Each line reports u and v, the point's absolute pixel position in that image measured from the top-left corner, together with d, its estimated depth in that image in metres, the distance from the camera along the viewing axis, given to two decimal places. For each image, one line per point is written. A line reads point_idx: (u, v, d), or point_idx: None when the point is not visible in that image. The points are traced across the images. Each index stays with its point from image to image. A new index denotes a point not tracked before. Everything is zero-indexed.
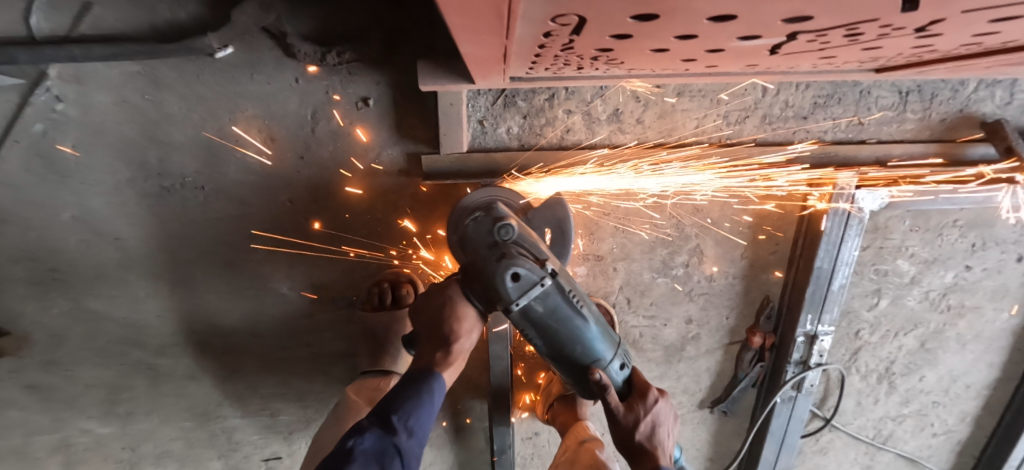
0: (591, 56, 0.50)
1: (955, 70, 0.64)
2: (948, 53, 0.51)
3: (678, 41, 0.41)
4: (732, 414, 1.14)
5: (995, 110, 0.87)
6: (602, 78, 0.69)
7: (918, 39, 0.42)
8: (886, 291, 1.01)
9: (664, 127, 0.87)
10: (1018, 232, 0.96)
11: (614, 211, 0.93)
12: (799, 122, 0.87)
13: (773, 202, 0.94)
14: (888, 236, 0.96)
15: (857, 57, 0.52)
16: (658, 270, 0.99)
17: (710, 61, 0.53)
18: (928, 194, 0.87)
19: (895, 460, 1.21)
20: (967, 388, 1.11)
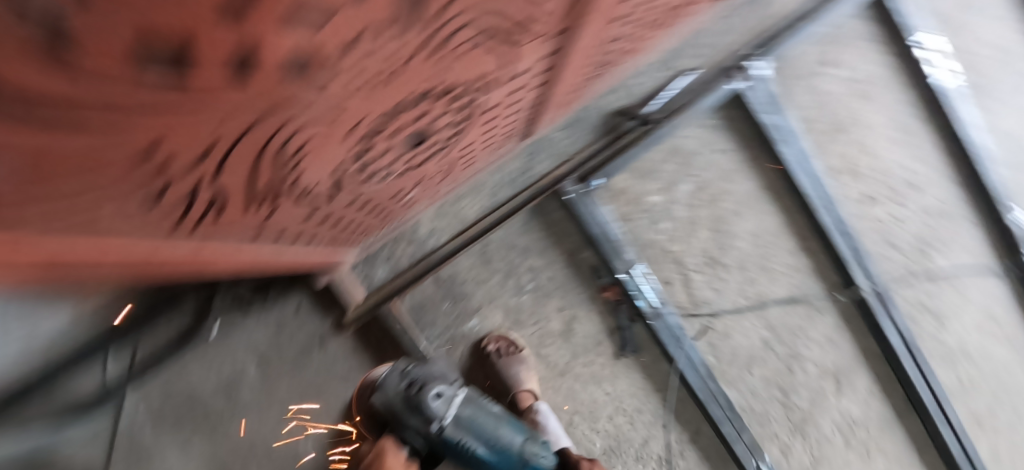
0: (338, 222, 0.73)
1: (577, 88, 0.97)
2: (526, 116, 0.88)
3: (356, 196, 0.67)
4: (641, 357, 1.25)
5: (653, 78, 1.24)
6: (401, 217, 1.00)
7: (476, 117, 0.71)
8: (667, 213, 1.24)
9: (467, 214, 1.15)
10: (736, 137, 1.28)
11: (447, 277, 1.14)
12: (537, 161, 1.19)
13: (542, 212, 1.18)
14: (635, 183, 1.22)
15: (489, 129, 0.81)
16: (513, 293, 1.17)
17: (416, 180, 0.79)
18: (630, 156, 1.19)
19: (817, 331, 1.34)
20: (815, 245, 1.33)
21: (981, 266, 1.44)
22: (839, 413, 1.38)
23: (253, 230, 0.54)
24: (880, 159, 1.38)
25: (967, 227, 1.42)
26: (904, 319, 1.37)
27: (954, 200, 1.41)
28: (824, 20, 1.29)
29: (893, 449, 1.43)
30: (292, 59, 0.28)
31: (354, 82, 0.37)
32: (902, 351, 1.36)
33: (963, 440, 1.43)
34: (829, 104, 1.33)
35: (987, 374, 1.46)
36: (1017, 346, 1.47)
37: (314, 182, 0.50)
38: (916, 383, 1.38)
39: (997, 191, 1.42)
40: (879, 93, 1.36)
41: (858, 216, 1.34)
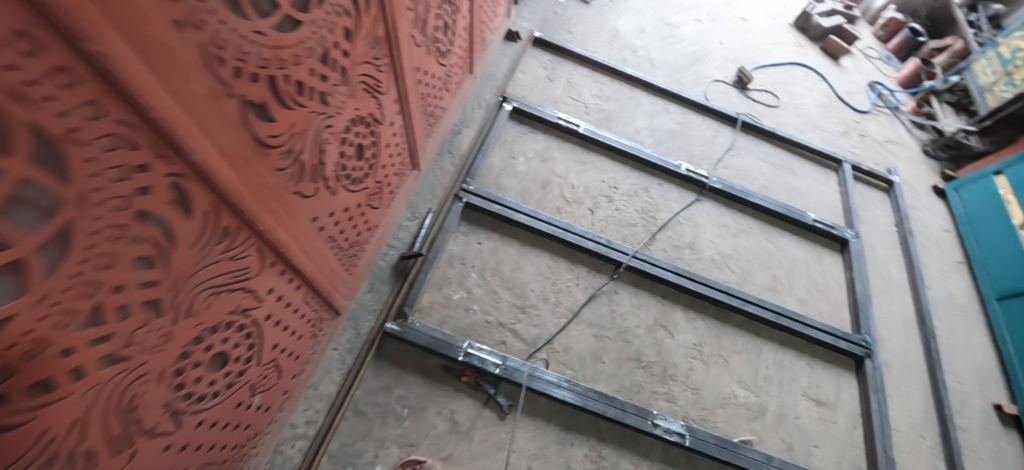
0: (208, 446, 1.04)
1: (348, 269, 1.43)
2: (313, 308, 1.30)
3: (207, 419, 1.00)
4: (520, 406, 1.54)
5: (409, 227, 1.74)
6: (273, 426, 1.29)
7: (267, 327, 1.10)
8: (471, 300, 1.67)
9: (331, 392, 1.44)
10: (481, 230, 1.81)
11: (338, 449, 1.37)
12: (364, 323, 1.55)
13: (383, 355, 1.53)
14: (436, 296, 1.66)
15: (289, 329, 1.20)
16: (397, 424, 1.43)
17: (253, 389, 1.13)
18: (419, 281, 1.63)
19: (622, 306, 1.77)
20: (577, 258, 1.84)
21: (686, 202, 2.08)
22: (683, 347, 1.76)
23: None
24: (581, 183, 2.01)
25: (659, 187, 2.09)
26: (666, 260, 1.90)
27: (639, 179, 2.10)
28: (490, 141, 1.99)
29: (738, 345, 1.81)
30: (94, 357, 0.68)
31: (140, 352, 0.76)
32: (680, 280, 1.85)
33: (767, 307, 1.88)
34: (529, 176, 1.97)
35: (746, 257, 2.01)
36: (745, 233, 2.07)
37: (155, 421, 0.85)
38: (705, 292, 1.84)
39: (655, 161, 2.13)
40: (554, 154, 2.06)
41: (591, 223, 1.93)
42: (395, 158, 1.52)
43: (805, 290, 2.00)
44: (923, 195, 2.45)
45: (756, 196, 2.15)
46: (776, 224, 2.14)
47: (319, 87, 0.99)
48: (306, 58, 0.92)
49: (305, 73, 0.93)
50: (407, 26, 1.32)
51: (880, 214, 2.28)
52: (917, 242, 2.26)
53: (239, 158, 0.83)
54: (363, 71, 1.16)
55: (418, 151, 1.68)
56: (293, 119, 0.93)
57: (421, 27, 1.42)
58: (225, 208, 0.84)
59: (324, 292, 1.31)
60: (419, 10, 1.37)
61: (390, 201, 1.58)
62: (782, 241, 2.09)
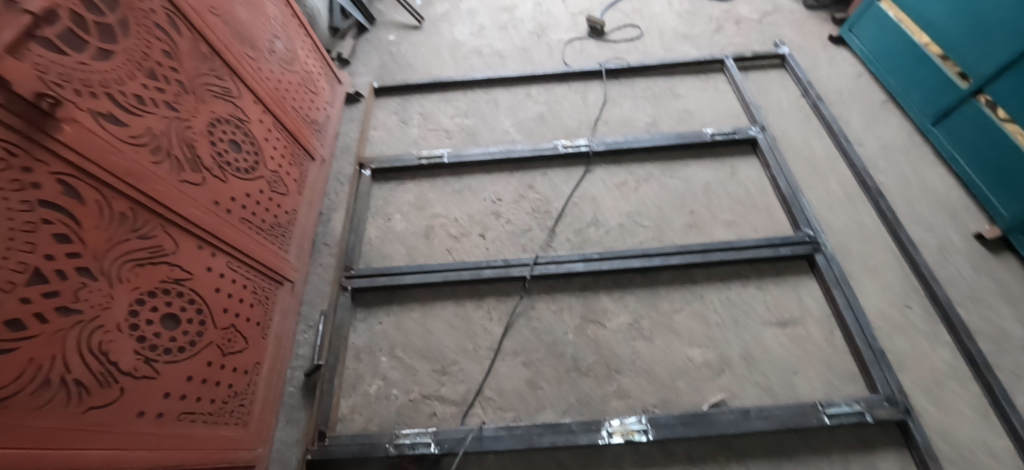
0: None
1: (236, 419, 1.37)
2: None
3: None
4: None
5: (307, 339, 1.67)
6: None
7: None
8: (390, 389, 1.57)
9: None
10: (382, 312, 1.71)
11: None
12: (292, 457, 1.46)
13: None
14: (359, 398, 1.56)
15: None
16: None
17: None
18: (331, 390, 1.54)
19: (543, 317, 1.66)
20: (484, 290, 1.73)
21: (577, 180, 1.95)
22: (620, 331, 1.62)
23: None
24: (465, 212, 1.91)
25: (543, 178, 1.97)
26: (573, 251, 1.76)
27: (522, 178, 1.98)
28: (360, 217, 1.90)
29: (678, 304, 1.66)
30: None
31: None
32: (592, 265, 1.70)
33: (692, 248, 1.71)
34: (409, 232, 1.87)
35: (656, 207, 1.86)
36: (647, 180, 1.93)
37: None
38: (622, 265, 1.70)
39: (530, 154, 2.00)
40: (428, 196, 1.96)
41: (487, 247, 1.81)
42: (244, 291, 1.48)
43: (729, 212, 1.83)
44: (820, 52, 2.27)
45: (645, 139, 2.00)
46: (676, 156, 1.98)
47: (54, 304, 0.95)
48: (8, 294, 0.86)
49: (16, 306, 0.87)
50: (172, 173, 1.29)
51: (781, 95, 2.12)
52: (832, 103, 2.07)
53: None
54: (123, 249, 1.12)
55: (274, 268, 1.62)
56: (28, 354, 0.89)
57: (197, 161, 1.39)
58: None
59: (211, 462, 1.25)
60: (182, 149, 1.35)
61: (262, 332, 1.53)
62: (689, 172, 1.94)
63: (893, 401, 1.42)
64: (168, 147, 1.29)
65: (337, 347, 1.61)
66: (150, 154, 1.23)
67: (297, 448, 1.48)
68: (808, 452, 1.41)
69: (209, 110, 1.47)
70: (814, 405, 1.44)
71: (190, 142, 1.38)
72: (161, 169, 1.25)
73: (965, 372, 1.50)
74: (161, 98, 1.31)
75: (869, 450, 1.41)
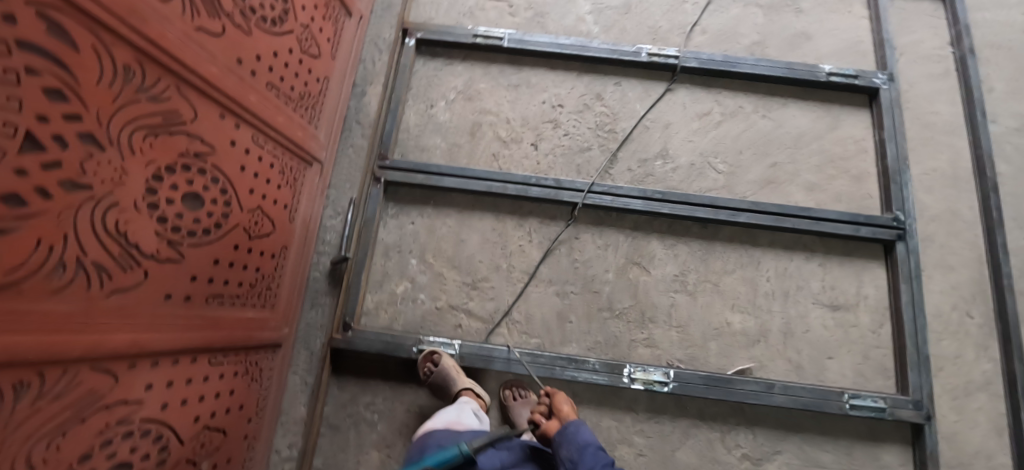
0: None
1: (264, 302, 1.34)
2: (233, 364, 1.24)
3: None
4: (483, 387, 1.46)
5: (334, 226, 1.57)
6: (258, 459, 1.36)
7: (177, 406, 1.08)
8: (415, 293, 1.52)
9: (307, 412, 1.44)
10: (414, 212, 1.58)
11: (324, 463, 1.42)
12: (317, 342, 1.48)
13: (343, 367, 1.48)
14: (386, 297, 1.52)
15: (213, 390, 1.18)
16: (375, 433, 1.43)
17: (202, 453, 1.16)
18: (358, 284, 1.51)
19: (586, 249, 1.54)
20: (528, 208, 1.58)
21: (654, 99, 1.69)
22: (663, 281, 1.52)
23: None
24: (519, 113, 1.67)
25: (615, 89, 1.70)
26: (632, 185, 1.58)
27: (590, 85, 1.70)
28: (399, 97, 1.67)
29: (730, 264, 1.53)
30: None
31: None
32: (651, 206, 1.54)
33: (765, 208, 1.53)
34: (454, 125, 1.66)
35: (735, 150, 1.63)
36: (735, 114, 1.67)
37: None
38: (683, 212, 1.53)
39: (607, 55, 1.69)
40: (479, 85, 1.70)
41: (538, 160, 1.62)
42: (270, 170, 1.32)
43: (814, 172, 1.60)
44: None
45: (746, 63, 1.68)
46: (774, 92, 1.69)
47: (55, 179, 0.79)
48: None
49: (13, 180, 0.72)
50: (185, 16, 1.02)
51: (923, 36, 1.75)
52: (981, 59, 1.71)
53: None
54: (133, 113, 0.92)
55: (302, 145, 1.43)
56: (35, 235, 0.77)
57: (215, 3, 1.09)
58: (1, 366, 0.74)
59: (238, 344, 1.24)
60: None
61: (289, 216, 1.41)
62: (783, 114, 1.66)
63: (919, 405, 1.39)
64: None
65: (365, 242, 1.53)
66: None
67: (322, 335, 1.49)
68: (817, 432, 1.42)
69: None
70: (841, 392, 1.41)
71: None
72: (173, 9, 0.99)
73: (1003, 390, 1.44)
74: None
75: (876, 441, 1.42)
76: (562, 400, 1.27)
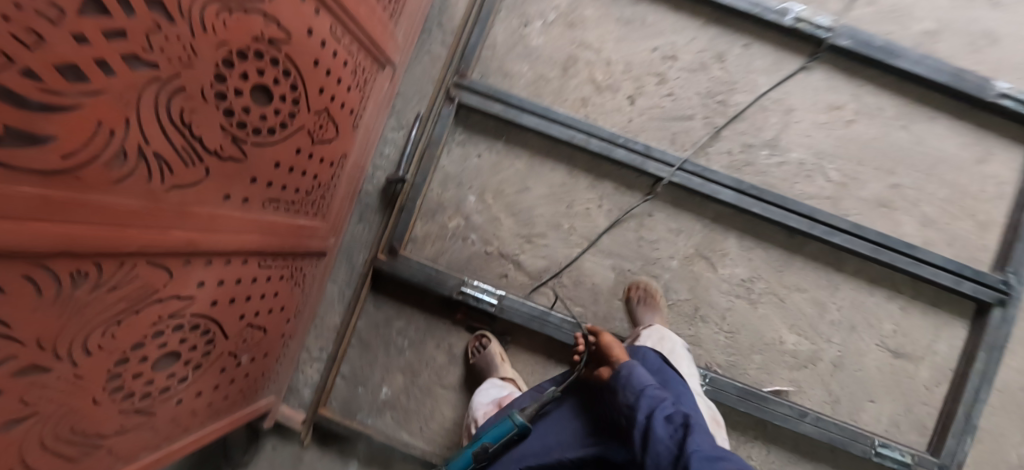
0: (217, 394, 1.17)
1: (316, 211, 1.29)
2: (279, 270, 1.21)
3: (199, 381, 1.09)
4: (514, 341, 1.44)
5: (395, 141, 1.47)
6: (290, 354, 1.42)
7: (223, 304, 1.07)
8: (467, 231, 1.45)
9: (342, 322, 1.48)
10: (482, 145, 1.45)
11: (350, 372, 1.49)
12: (360, 256, 1.48)
13: (381, 287, 1.48)
14: (436, 228, 1.47)
15: (258, 291, 1.17)
16: (401, 357, 1.47)
17: (241, 346, 1.18)
18: (410, 209, 1.42)
19: (655, 229, 1.43)
20: (606, 169, 1.43)
21: (783, 75, 1.44)
22: (728, 282, 1.42)
23: (136, 446, 0.99)
24: (624, 57, 1.45)
25: (741, 53, 1.44)
26: (727, 172, 1.41)
27: (714, 40, 1.44)
28: (490, 6, 1.44)
29: (807, 282, 1.41)
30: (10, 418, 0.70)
31: (57, 395, 0.78)
32: (741, 201, 1.37)
33: (866, 236, 1.37)
34: (546, 53, 1.46)
35: (855, 159, 1.43)
36: (869, 116, 1.44)
37: (118, 423, 0.92)
38: (776, 216, 1.37)
39: (746, 7, 1.39)
40: (584, 12, 1.46)
41: (629, 117, 1.44)
42: (343, 70, 1.17)
43: (937, 206, 1.43)
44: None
45: (908, 57, 1.39)
46: (925, 101, 1.44)
47: (119, 53, 0.66)
48: (55, 29, 0.56)
49: (70, 48, 0.59)
50: None
51: None
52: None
53: (29, 207, 0.61)
54: None
55: (379, 45, 1.27)
56: (95, 116, 0.66)
57: None
58: (55, 257, 0.68)
59: (287, 250, 1.21)
60: None
61: (353, 123, 1.29)
62: (926, 131, 1.44)
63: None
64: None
65: (425, 167, 1.42)
66: None
67: (366, 252, 1.47)
68: (830, 466, 1.41)
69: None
70: (869, 436, 1.35)
71: None
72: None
73: None
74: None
75: None
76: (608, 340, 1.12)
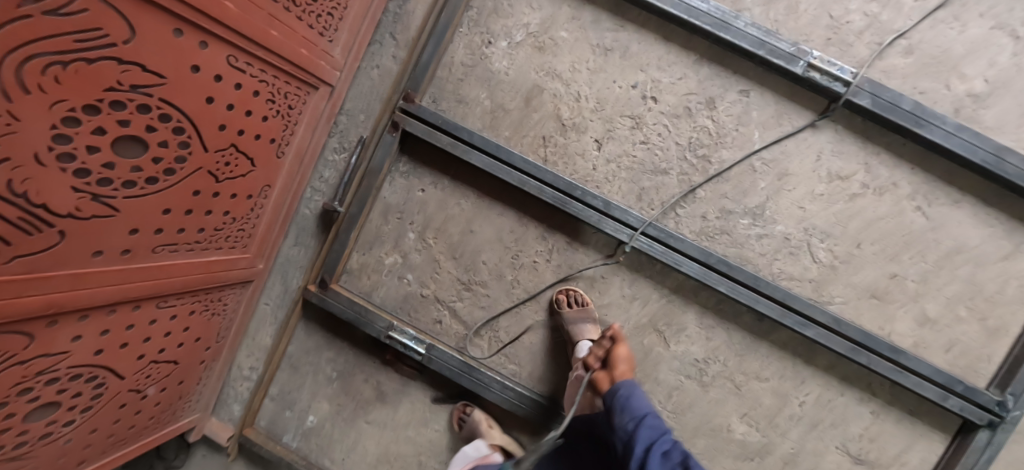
0: (123, 427, 1.14)
1: (235, 242, 1.19)
2: (187, 305, 1.13)
3: (96, 423, 1.05)
4: (443, 386, 1.38)
5: (336, 163, 1.34)
6: (216, 373, 1.38)
7: (115, 352, 1.00)
8: (405, 270, 1.34)
9: (273, 345, 1.42)
10: (428, 178, 1.31)
11: (278, 393, 1.45)
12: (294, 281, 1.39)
13: (314, 313, 1.42)
14: (372, 262, 1.35)
15: (162, 330, 1.10)
16: (329, 387, 1.42)
17: (147, 382, 1.13)
18: (342, 239, 1.31)
19: (607, 292, 1.29)
20: (561, 220, 1.28)
21: (782, 132, 1.22)
22: (680, 360, 1.28)
23: None
24: (597, 92, 1.25)
25: (736, 101, 1.22)
26: (697, 240, 1.23)
27: (705, 82, 1.22)
28: (449, 17, 1.24)
29: (770, 371, 1.27)
30: None
31: None
32: (706, 277, 1.20)
33: (844, 332, 1.20)
34: (508, 79, 1.28)
35: (854, 241, 1.23)
36: (878, 191, 1.21)
37: None
38: (745, 299, 1.20)
39: (750, 48, 1.15)
40: (558, 34, 1.26)
41: (595, 164, 1.26)
42: (256, 99, 1.00)
43: (941, 305, 1.23)
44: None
45: (942, 127, 1.14)
46: (952, 179, 1.20)
47: None
48: None
49: None
50: None
51: None
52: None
53: None
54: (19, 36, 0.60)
55: (307, 66, 1.10)
56: None
57: None
58: None
59: (195, 286, 1.12)
60: None
61: (278, 151, 1.15)
62: (946, 216, 1.21)
63: None
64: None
65: (362, 198, 1.29)
66: None
67: (299, 278, 1.38)
68: None
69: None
70: None
71: None
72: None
73: None
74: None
75: None
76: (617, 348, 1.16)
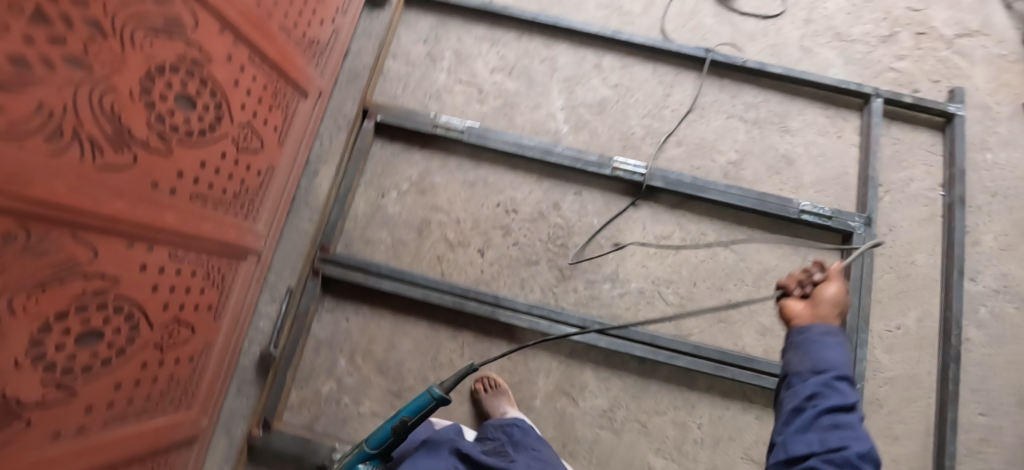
0: None
1: (180, 405, 1.34)
2: None
3: None
4: None
5: (268, 313, 1.58)
6: None
7: None
8: (340, 395, 1.52)
9: None
10: (349, 310, 1.57)
11: None
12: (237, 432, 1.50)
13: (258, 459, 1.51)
14: (310, 395, 1.53)
15: None
16: None
17: None
18: (281, 381, 1.50)
19: (517, 369, 1.52)
20: (465, 318, 1.55)
21: (613, 215, 1.62)
22: (591, 413, 1.50)
23: None
24: (472, 214, 1.63)
25: (575, 201, 1.64)
26: (575, 309, 1.54)
27: (549, 192, 1.64)
28: (348, 185, 1.64)
29: (664, 404, 1.50)
30: None
31: None
32: (588, 338, 1.49)
33: (706, 355, 1.48)
34: (402, 219, 1.64)
35: (690, 281, 1.58)
36: (694, 242, 1.61)
37: None
38: (621, 348, 1.48)
39: (569, 163, 1.62)
40: (434, 179, 1.68)
41: (483, 268, 1.58)
42: (192, 279, 1.26)
43: (772, 316, 1.57)
44: (994, 128, 1.86)
45: (716, 188, 1.60)
46: (741, 221, 1.64)
47: None
48: None
49: None
50: (83, 159, 0.86)
51: (915, 172, 1.76)
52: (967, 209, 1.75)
53: None
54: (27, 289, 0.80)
55: (234, 244, 1.39)
56: None
57: (124, 136, 0.94)
58: None
59: (141, 458, 1.21)
60: (98, 124, 0.87)
61: (214, 315, 1.38)
62: (747, 248, 1.62)
63: None
64: (75, 127, 0.82)
65: (293, 339, 1.51)
66: (42, 143, 0.77)
67: (241, 427, 1.50)
68: None
69: (145, 39, 0.97)
70: None
71: (109, 110, 0.90)
72: (65, 162, 0.82)
73: None
74: (59, 52, 0.77)
75: None
76: (828, 282, 0.93)
